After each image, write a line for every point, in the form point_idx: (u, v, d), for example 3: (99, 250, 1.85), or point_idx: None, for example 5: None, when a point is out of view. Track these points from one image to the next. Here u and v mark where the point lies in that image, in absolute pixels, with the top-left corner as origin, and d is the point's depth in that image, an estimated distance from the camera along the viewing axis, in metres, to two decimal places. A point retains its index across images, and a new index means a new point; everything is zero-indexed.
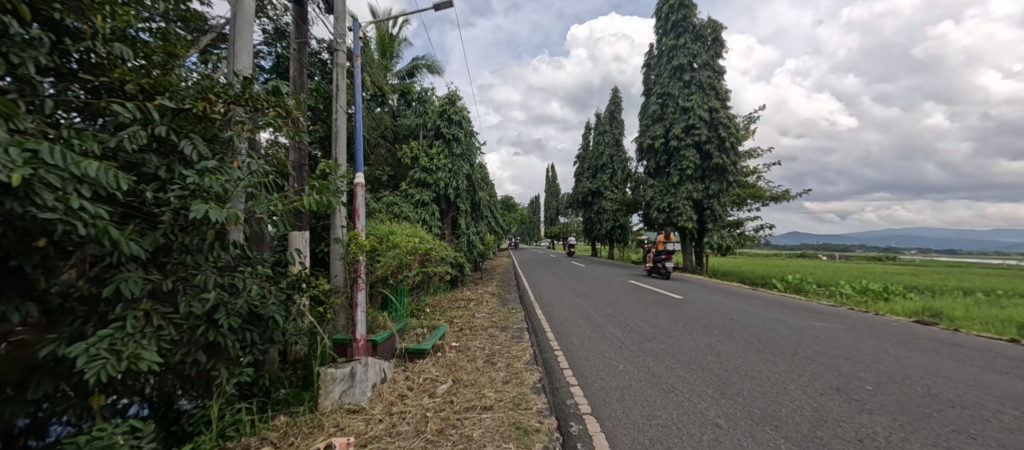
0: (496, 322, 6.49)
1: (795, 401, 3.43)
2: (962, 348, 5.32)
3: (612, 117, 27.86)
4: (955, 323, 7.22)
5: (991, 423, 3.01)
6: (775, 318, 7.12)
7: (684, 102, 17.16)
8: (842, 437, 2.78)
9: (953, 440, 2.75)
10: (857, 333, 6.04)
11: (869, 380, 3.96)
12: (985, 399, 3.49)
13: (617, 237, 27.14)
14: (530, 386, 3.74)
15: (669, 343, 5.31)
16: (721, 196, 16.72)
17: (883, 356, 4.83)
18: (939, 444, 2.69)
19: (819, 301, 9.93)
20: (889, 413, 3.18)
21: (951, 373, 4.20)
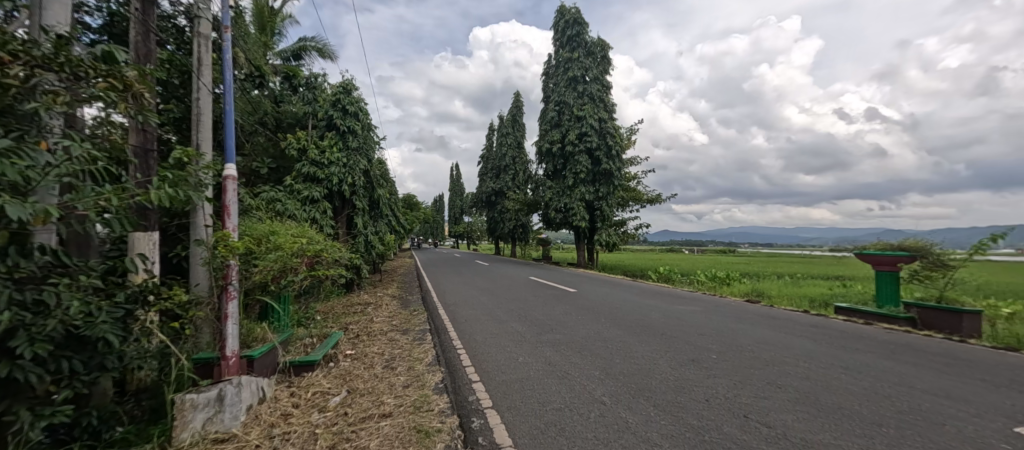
0: (397, 326, 6.27)
1: (663, 373, 3.97)
2: (777, 319, 6.74)
3: (514, 119, 28.82)
4: (773, 300, 9.15)
5: (792, 375, 3.87)
6: (650, 304, 8.09)
7: (578, 111, 18.46)
8: (696, 399, 3.29)
9: (770, 391, 3.45)
10: (709, 313, 7.21)
11: (714, 351, 4.74)
12: (788, 357, 4.48)
13: (519, 235, 28.03)
14: (432, 388, 3.70)
15: (565, 333, 5.71)
16: (608, 198, 18.45)
17: (726, 330, 5.86)
18: (760, 395, 3.36)
19: (683, 288, 11.65)
20: (728, 376, 3.85)
21: (769, 339, 5.29)
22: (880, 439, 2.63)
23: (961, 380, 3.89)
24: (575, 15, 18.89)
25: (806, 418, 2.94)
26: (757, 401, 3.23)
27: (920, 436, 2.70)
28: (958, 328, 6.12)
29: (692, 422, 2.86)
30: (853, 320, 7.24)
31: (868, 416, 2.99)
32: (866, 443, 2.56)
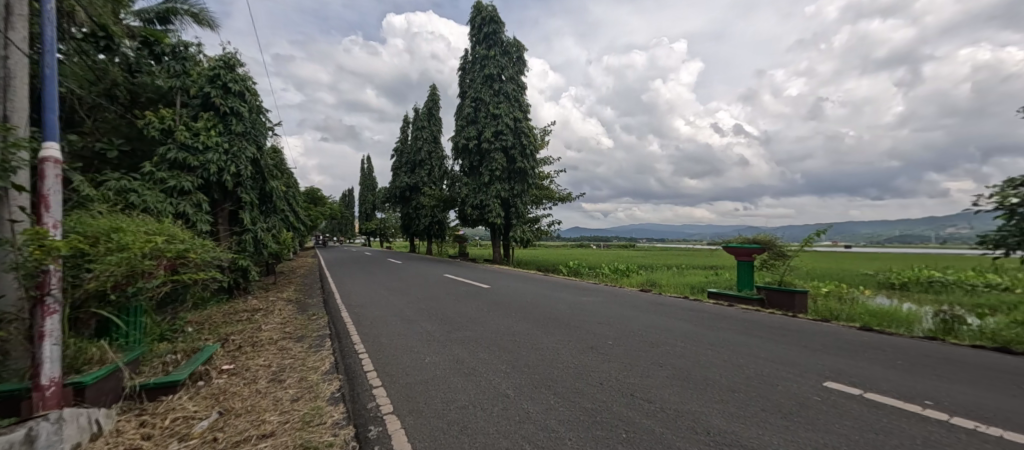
0: (290, 333, 5.70)
1: (565, 361, 4.19)
2: (664, 306, 7.55)
3: (430, 113, 28.12)
4: (663, 288, 10.35)
5: (673, 354, 4.36)
6: (558, 297, 8.50)
7: (493, 109, 18.60)
8: (591, 384, 3.52)
9: (654, 370, 3.84)
10: (609, 303, 7.80)
11: (608, 337, 5.14)
12: (671, 339, 5.04)
13: (434, 232, 27.26)
14: (326, 398, 3.42)
15: (476, 330, 5.71)
16: (522, 196, 18.93)
17: (623, 317, 6.39)
18: (646, 375, 3.71)
19: (588, 281, 12.47)
20: (621, 360, 4.20)
21: (657, 324, 5.90)
22: (736, 403, 3.08)
23: (796, 350, 4.74)
24: (491, 13, 18.98)
25: (681, 391, 3.32)
26: (643, 380, 3.57)
27: (763, 397, 3.23)
28: (793, 306, 7.58)
29: (586, 405, 3.05)
30: (721, 302, 8.55)
31: (727, 384, 3.48)
32: (724, 408, 2.98)
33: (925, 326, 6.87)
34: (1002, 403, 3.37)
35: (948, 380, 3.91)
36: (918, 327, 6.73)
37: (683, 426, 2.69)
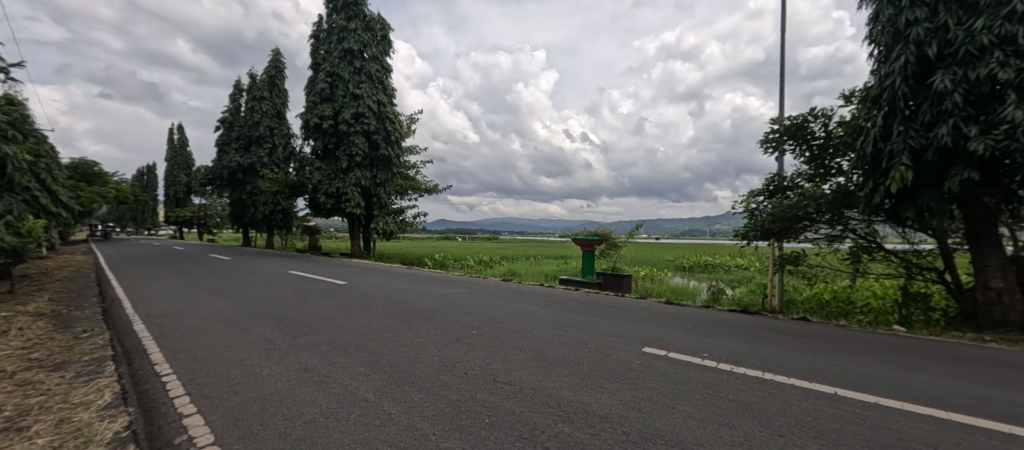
0: (40, 360, 4.06)
1: (430, 355, 3.97)
2: (524, 294, 7.97)
3: (271, 82, 24.11)
4: (522, 277, 11.04)
5: (533, 337, 4.57)
6: (422, 290, 8.18)
7: (354, 88, 16.93)
8: (455, 375, 3.39)
9: (511, 353, 3.92)
10: (472, 294, 7.83)
11: (469, 327, 5.10)
12: (531, 323, 5.29)
13: (277, 222, 23.63)
14: (103, 442, 2.49)
15: (327, 332, 5.02)
16: (386, 186, 17.75)
17: (487, 307, 6.49)
18: (507, 360, 3.74)
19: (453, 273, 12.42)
20: (483, 347, 4.19)
21: (518, 311, 6.15)
22: (583, 375, 3.34)
23: (629, 324, 5.50)
24: None
25: (538, 371, 3.45)
26: (505, 365, 3.59)
27: (602, 366, 3.58)
28: (622, 287, 8.91)
29: (450, 397, 2.90)
30: (569, 287, 9.55)
31: (574, 359, 3.76)
32: (572, 380, 3.19)
33: (703, 297, 8.99)
34: (751, 349, 4.50)
35: (719, 337, 5.06)
36: (700, 298, 8.70)
37: (540, 402, 2.76)
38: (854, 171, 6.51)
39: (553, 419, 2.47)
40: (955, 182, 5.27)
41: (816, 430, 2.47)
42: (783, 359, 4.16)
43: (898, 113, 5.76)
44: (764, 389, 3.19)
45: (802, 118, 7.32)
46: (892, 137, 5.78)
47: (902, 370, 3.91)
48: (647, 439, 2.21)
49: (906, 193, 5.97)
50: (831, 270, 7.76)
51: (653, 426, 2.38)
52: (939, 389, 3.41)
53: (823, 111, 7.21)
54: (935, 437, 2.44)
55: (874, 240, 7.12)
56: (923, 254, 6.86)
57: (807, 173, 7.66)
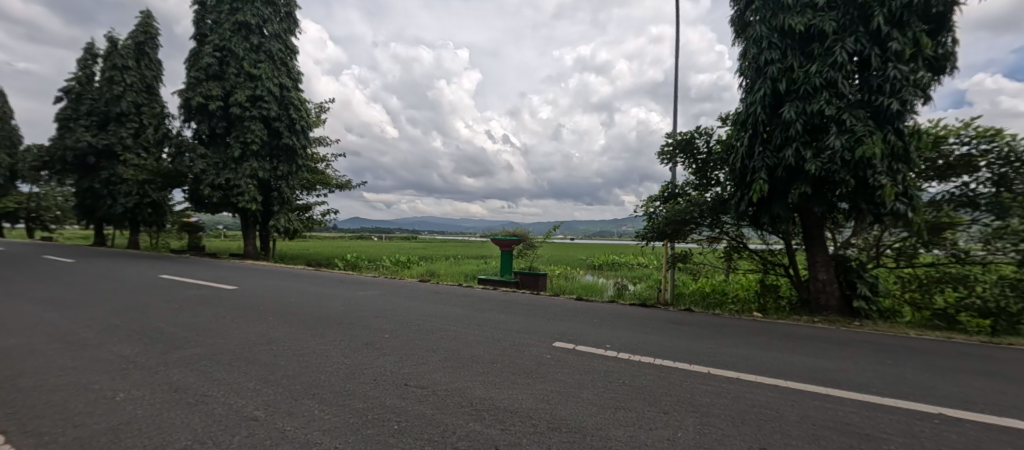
0: None
1: (334, 364, 3.73)
2: (440, 294, 7.89)
3: (140, 49, 20.45)
4: (440, 277, 10.93)
5: (446, 338, 4.55)
6: (328, 294, 7.62)
7: (250, 68, 15.09)
8: (362, 382, 3.25)
9: (425, 354, 3.88)
10: (386, 296, 7.54)
11: (380, 330, 4.93)
12: (445, 324, 5.27)
13: (147, 217, 20.12)
14: None
15: (210, 344, 4.43)
16: (289, 179, 16.09)
17: (400, 309, 6.29)
18: (419, 363, 3.69)
19: (366, 274, 11.79)
20: (396, 351, 4.07)
21: (434, 312, 6.07)
22: (495, 372, 3.44)
23: (541, 320, 5.77)
24: None
25: (451, 371, 3.47)
26: (417, 368, 3.54)
27: (514, 362, 3.72)
28: (537, 284, 9.33)
29: (355, 406, 2.77)
30: (488, 286, 9.68)
31: (487, 358, 3.85)
32: (484, 378, 3.27)
33: (609, 292, 9.82)
34: (645, 339, 5.02)
35: (619, 328, 5.57)
36: (607, 294, 9.49)
37: (451, 403, 2.78)
38: (728, 182, 7.64)
39: (462, 418, 2.50)
40: (796, 195, 6.50)
41: (691, 404, 2.87)
42: (670, 346, 4.72)
43: (759, 136, 6.89)
44: (654, 373, 3.61)
45: (689, 134, 8.41)
46: (754, 156, 6.90)
47: (758, 349, 4.72)
48: (552, 429, 2.36)
49: (763, 202, 7.14)
50: (711, 266, 8.85)
51: (558, 416, 2.55)
52: (783, 363, 4.18)
53: (706, 129, 8.32)
54: (775, 401, 3.00)
55: (742, 241, 8.39)
56: (775, 253, 8.24)
57: (693, 182, 8.76)
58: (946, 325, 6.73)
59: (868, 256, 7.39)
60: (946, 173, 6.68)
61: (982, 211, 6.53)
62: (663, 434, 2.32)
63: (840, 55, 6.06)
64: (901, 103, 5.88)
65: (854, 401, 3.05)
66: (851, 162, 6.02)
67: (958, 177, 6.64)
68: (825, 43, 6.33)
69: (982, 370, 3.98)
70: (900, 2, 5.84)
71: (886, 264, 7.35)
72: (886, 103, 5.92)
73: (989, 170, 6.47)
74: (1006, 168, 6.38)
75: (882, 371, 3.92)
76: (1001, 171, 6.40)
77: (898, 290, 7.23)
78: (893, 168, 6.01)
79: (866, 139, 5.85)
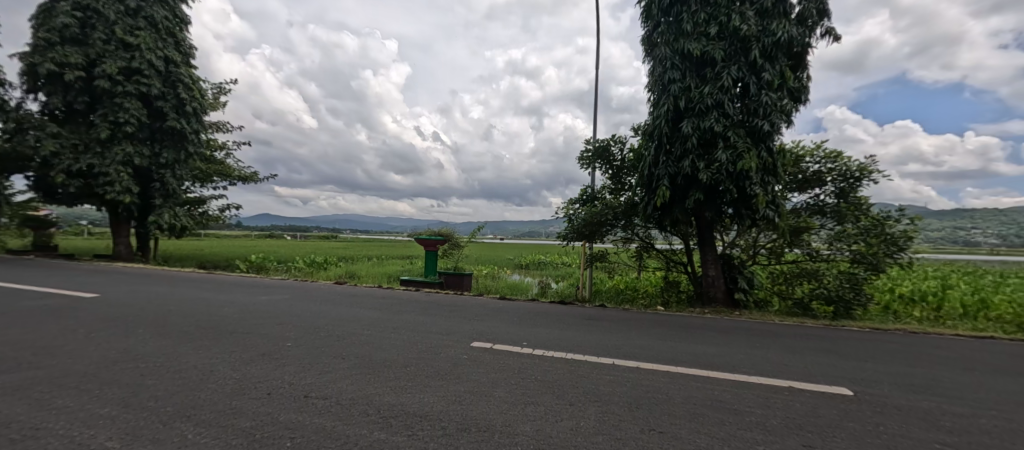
0: None
1: (219, 379, 3.33)
2: (356, 297, 7.49)
3: None
4: (359, 279, 10.37)
5: (356, 344, 4.33)
6: (221, 300, 6.79)
7: (124, 35, 12.81)
8: (254, 398, 2.95)
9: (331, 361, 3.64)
10: (294, 300, 6.94)
11: (282, 338, 4.50)
12: (357, 328, 5.00)
13: None
14: None
15: (54, 365, 3.68)
16: (177, 168, 13.87)
17: (307, 314, 5.83)
18: (325, 372, 3.46)
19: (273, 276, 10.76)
20: (298, 361, 3.76)
21: (346, 316, 5.74)
22: (407, 376, 3.35)
23: (460, 321, 5.76)
24: None
25: (359, 378, 3.30)
26: (320, 378, 3.31)
27: (428, 365, 3.65)
28: (462, 285, 9.31)
29: (243, 425, 2.51)
30: (410, 287, 9.42)
31: (400, 362, 3.73)
32: (394, 384, 3.16)
33: (533, 291, 10.16)
34: (560, 334, 5.27)
35: (537, 325, 5.77)
36: (530, 292, 9.80)
37: (356, 413, 2.65)
38: (637, 188, 8.33)
39: (367, 428, 2.40)
40: (691, 201, 7.31)
41: (594, 394, 3.08)
42: (581, 340, 5.02)
43: (662, 147, 7.62)
44: (564, 367, 3.81)
45: (606, 142, 9.01)
46: (659, 164, 7.62)
47: (658, 340, 5.21)
48: (461, 429, 2.37)
49: (666, 206, 7.90)
50: (624, 265, 9.52)
51: (468, 416, 2.57)
52: (677, 351, 4.67)
53: (620, 137, 8.97)
54: (665, 386, 3.35)
55: (650, 242, 9.19)
56: (676, 252, 9.16)
57: (608, 187, 9.39)
58: (803, 311, 8.05)
59: (747, 255, 8.55)
60: (804, 186, 7.98)
61: (828, 218, 7.93)
62: (567, 425, 2.46)
63: (727, 80, 6.95)
64: (772, 126, 6.92)
65: (728, 381, 3.53)
66: (734, 173, 6.93)
67: (812, 189, 7.98)
68: (715, 68, 7.20)
69: (825, 348, 4.84)
70: (771, 40, 6.86)
71: (760, 262, 8.58)
72: (760, 124, 6.92)
73: (833, 184, 7.89)
74: (844, 183, 7.83)
75: (753, 353, 4.57)
76: (840, 185, 7.84)
77: (770, 284, 8.46)
78: (766, 180, 7.05)
79: (745, 155, 6.78)
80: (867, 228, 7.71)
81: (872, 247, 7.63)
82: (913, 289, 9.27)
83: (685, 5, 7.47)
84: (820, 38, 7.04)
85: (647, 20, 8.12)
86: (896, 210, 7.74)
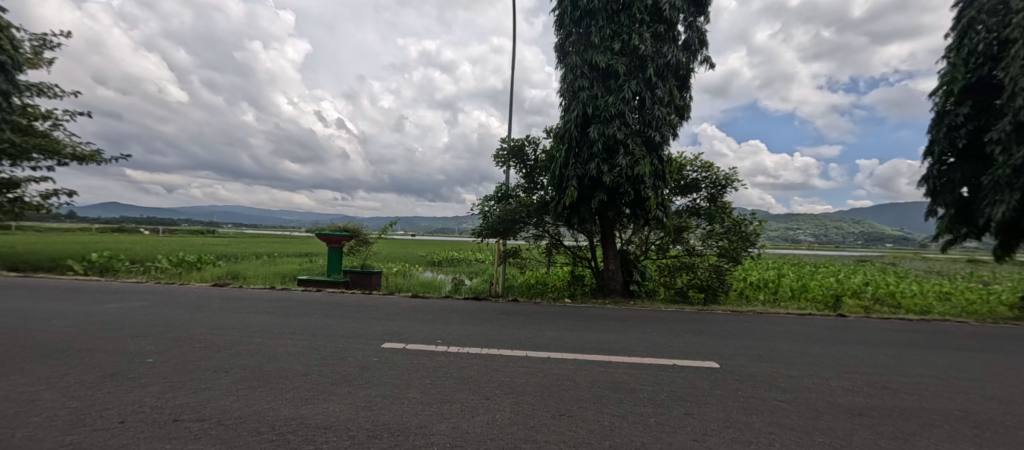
0: None
1: (52, 394, 2.65)
2: (240, 301, 6.66)
3: None
4: (246, 280, 9.27)
5: (243, 353, 3.84)
6: (47, 311, 5.47)
7: None
8: (111, 407, 2.42)
9: (220, 370, 3.25)
10: (156, 308, 5.91)
11: (152, 349, 3.86)
12: (242, 337, 4.46)
13: None
14: None
15: None
16: None
17: (177, 323, 5.01)
18: (200, 387, 2.82)
19: (124, 280, 9.01)
20: (169, 370, 3.19)
21: (229, 323, 5.08)
22: (308, 385, 3.06)
23: (368, 322, 5.53)
24: None
25: (245, 393, 2.75)
26: (198, 387, 2.83)
27: (335, 371, 3.47)
28: (370, 284, 8.98)
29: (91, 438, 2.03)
30: (308, 287, 8.71)
31: (300, 370, 3.42)
32: (292, 396, 2.77)
33: (448, 287, 10.19)
34: (473, 330, 5.37)
35: (451, 322, 5.82)
36: (445, 289, 9.79)
37: (245, 421, 2.29)
38: (550, 188, 8.80)
39: (254, 439, 2.09)
40: (596, 201, 7.98)
41: (507, 387, 3.26)
42: (494, 335, 5.19)
43: (572, 151, 8.17)
44: (480, 361, 3.96)
45: (521, 142, 9.36)
46: (569, 166, 8.15)
47: (565, 330, 5.64)
48: (371, 436, 2.20)
49: (575, 206, 8.48)
50: (536, 261, 9.96)
51: (378, 423, 2.43)
52: (582, 339, 5.11)
53: (535, 138, 9.40)
54: (572, 372, 3.69)
55: (559, 239, 9.78)
56: (582, 249, 9.86)
57: (522, 186, 9.75)
58: (682, 299, 9.28)
59: (640, 251, 9.58)
60: (685, 190, 9.20)
61: (702, 218, 9.28)
62: (482, 420, 2.58)
63: (627, 93, 7.71)
64: (662, 137, 7.87)
65: (624, 363, 3.99)
66: (632, 177, 7.74)
67: (690, 194, 9.24)
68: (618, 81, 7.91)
69: (699, 330, 5.70)
70: (663, 61, 7.81)
71: (650, 257, 9.66)
72: (653, 135, 7.82)
73: (707, 190, 9.24)
74: (714, 189, 9.21)
75: (645, 337, 5.21)
76: (711, 191, 9.21)
77: (658, 276, 9.60)
78: (656, 185, 7.99)
79: (641, 161, 7.62)
80: (730, 227, 9.19)
81: (733, 243, 9.12)
82: (760, 278, 11.30)
83: (593, 19, 8.08)
84: (700, 64, 8.16)
85: (560, 28, 8.59)
86: (751, 213, 9.37)
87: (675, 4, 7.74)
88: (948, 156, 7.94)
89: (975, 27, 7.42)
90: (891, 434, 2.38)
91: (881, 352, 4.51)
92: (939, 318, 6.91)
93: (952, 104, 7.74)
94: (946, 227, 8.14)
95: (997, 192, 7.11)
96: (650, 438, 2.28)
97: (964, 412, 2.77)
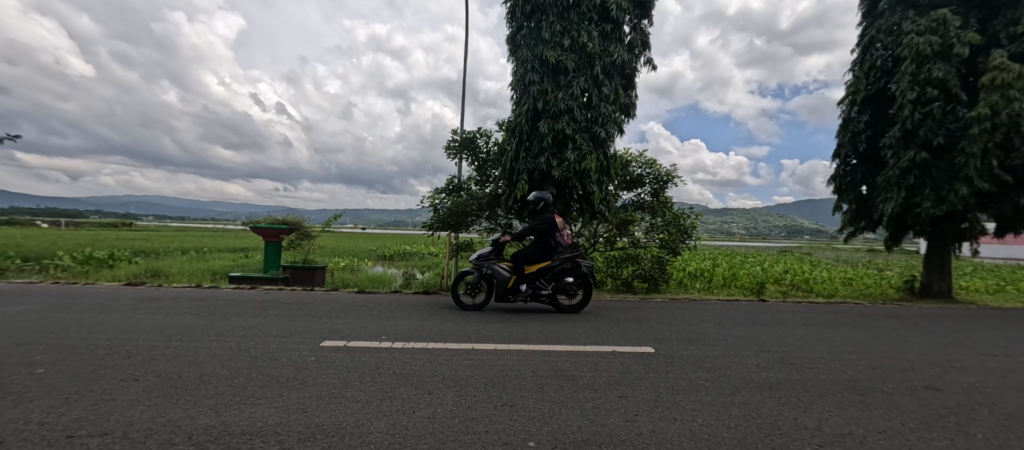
0: None
1: None
2: (158, 301, 6.06)
3: None
4: (169, 278, 8.42)
5: (159, 358, 3.51)
6: None
7: None
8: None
9: (129, 379, 2.94)
10: (52, 312, 5.20)
11: (45, 358, 3.41)
12: (158, 341, 4.05)
13: None
14: None
15: None
16: None
17: (77, 328, 4.45)
18: (103, 398, 2.55)
19: (12, 281, 7.80)
20: (64, 381, 2.84)
21: (141, 327, 4.60)
22: (233, 389, 2.86)
23: (306, 320, 5.27)
24: None
25: (159, 403, 2.52)
26: (100, 398, 2.55)
27: (265, 374, 3.26)
28: (313, 280, 8.60)
29: None
30: (243, 285, 8.11)
31: (225, 374, 3.18)
32: (214, 402, 2.58)
33: (399, 282, 10.01)
34: (419, 325, 5.30)
35: (397, 318, 5.70)
36: (395, 283, 9.58)
37: (157, 432, 2.11)
38: (501, 181, 8.82)
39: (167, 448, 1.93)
40: (546, 195, 8.12)
41: (450, 381, 3.25)
42: (440, 329, 5.15)
43: (523, 145, 8.23)
44: (424, 356, 3.92)
45: (473, 134, 9.27)
46: (520, 160, 8.22)
47: (512, 322, 5.72)
48: (301, 439, 2.11)
49: (526, 199, 8.57)
50: None
51: (310, 425, 2.34)
52: (528, 331, 5.21)
53: (487, 131, 9.35)
54: (516, 363, 3.75)
55: (511, 232, 9.85)
56: (534, 242, 9.97)
57: (474, 178, 9.69)
58: (628, 289, 9.69)
59: (589, 243, 9.90)
60: (631, 185, 9.62)
61: (646, 212, 9.77)
62: (423, 415, 2.57)
63: (576, 89, 7.89)
64: (608, 134, 8.17)
65: (567, 352, 4.11)
66: (580, 172, 7.98)
67: (635, 189, 9.69)
68: (568, 77, 8.07)
69: (639, 317, 6.03)
70: (609, 60, 8.06)
71: (599, 249, 10.01)
72: (600, 132, 8.08)
73: (650, 185, 9.74)
74: (657, 185, 9.73)
75: (588, 326, 5.42)
76: (655, 187, 9.73)
77: (606, 267, 9.98)
78: (602, 180, 8.30)
79: (588, 157, 7.88)
80: (670, 221, 9.77)
81: (672, 236, 9.72)
82: (697, 268, 12.10)
83: (544, 14, 8.15)
84: (644, 65, 8.53)
85: (512, 20, 8.57)
86: (689, 208, 10.00)
87: (621, 5, 7.97)
88: (852, 158, 8.96)
89: (874, 45, 8.42)
90: (792, 405, 2.67)
91: (791, 332, 5.02)
92: (842, 301, 7.85)
93: (855, 112, 8.73)
94: (848, 221, 9.19)
95: (887, 190, 8.14)
96: (585, 422, 2.39)
97: (853, 382, 3.17)
